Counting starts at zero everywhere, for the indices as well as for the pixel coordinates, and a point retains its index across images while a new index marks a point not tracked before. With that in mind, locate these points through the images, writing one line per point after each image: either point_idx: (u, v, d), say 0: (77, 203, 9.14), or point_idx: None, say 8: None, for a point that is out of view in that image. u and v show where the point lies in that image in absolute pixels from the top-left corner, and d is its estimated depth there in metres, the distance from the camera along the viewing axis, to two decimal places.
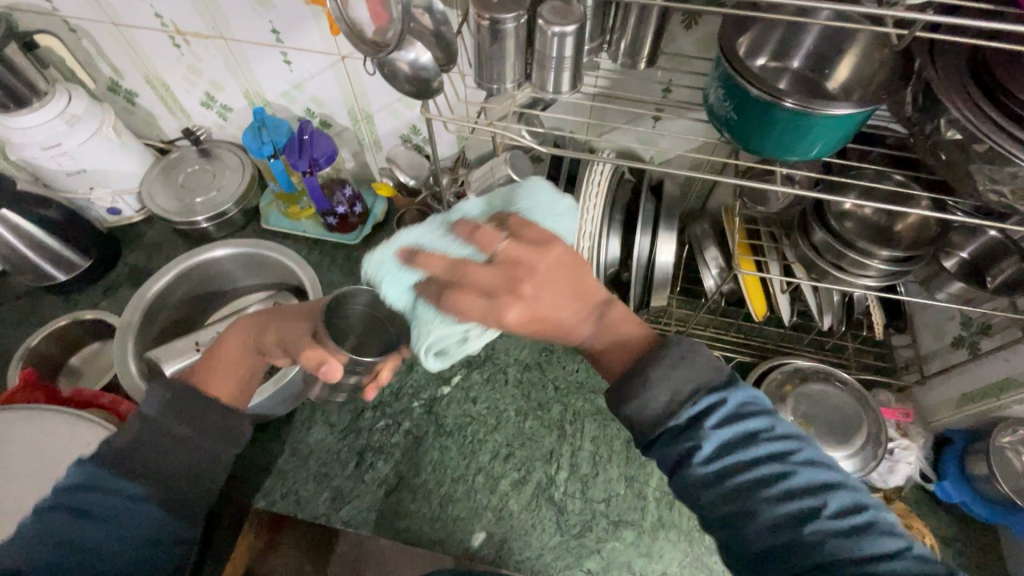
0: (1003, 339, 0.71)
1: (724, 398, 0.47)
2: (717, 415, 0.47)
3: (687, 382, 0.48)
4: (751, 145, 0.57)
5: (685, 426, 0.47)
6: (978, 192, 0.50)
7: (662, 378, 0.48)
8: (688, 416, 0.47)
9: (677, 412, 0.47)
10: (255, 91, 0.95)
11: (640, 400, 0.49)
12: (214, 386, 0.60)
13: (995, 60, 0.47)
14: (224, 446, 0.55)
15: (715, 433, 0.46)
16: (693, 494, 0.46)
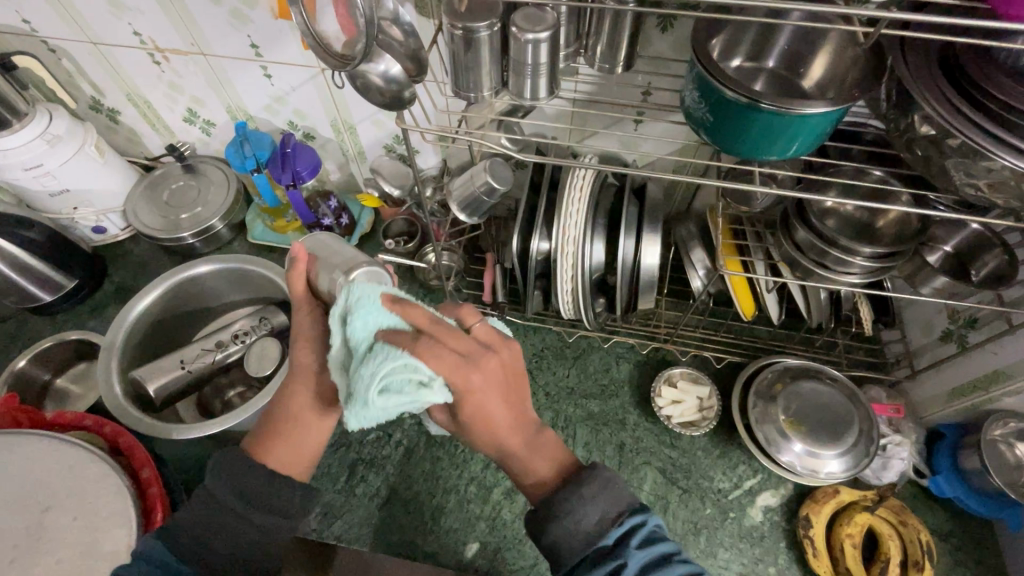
0: (990, 331, 0.71)
1: (640, 526, 0.48)
2: (635, 541, 0.47)
3: (610, 506, 0.49)
4: (730, 146, 0.57)
5: (607, 550, 0.47)
6: (956, 185, 0.50)
7: (591, 497, 0.49)
8: (612, 539, 0.48)
9: (603, 534, 0.48)
10: (237, 106, 0.95)
11: (574, 517, 0.49)
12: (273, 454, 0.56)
13: (964, 56, 0.47)
14: (275, 519, 0.53)
15: (634, 559, 0.46)
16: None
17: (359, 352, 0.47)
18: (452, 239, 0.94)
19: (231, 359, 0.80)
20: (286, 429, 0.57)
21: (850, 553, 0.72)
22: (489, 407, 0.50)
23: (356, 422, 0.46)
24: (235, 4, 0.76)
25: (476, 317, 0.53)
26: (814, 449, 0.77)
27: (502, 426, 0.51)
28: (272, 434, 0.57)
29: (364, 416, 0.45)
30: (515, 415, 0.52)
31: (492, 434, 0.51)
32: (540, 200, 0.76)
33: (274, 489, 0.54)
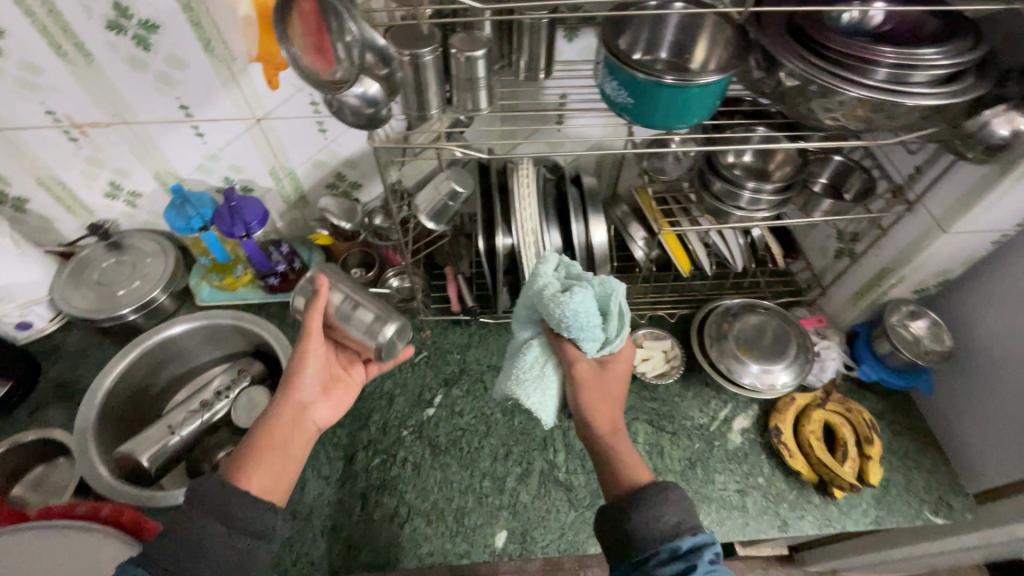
0: (869, 240, 0.89)
1: (712, 545, 0.54)
2: (708, 554, 0.54)
3: (685, 518, 0.56)
4: (650, 121, 0.68)
5: (683, 551, 0.54)
6: (822, 119, 0.64)
7: (674, 504, 0.57)
8: (685, 545, 0.54)
9: (679, 538, 0.55)
10: (166, 170, 0.94)
11: (651, 516, 0.56)
12: (249, 477, 0.59)
13: (804, 24, 0.62)
14: (257, 542, 0.55)
15: (704, 566, 0.52)
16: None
17: (578, 272, 0.75)
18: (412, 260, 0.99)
19: (218, 416, 0.79)
20: (273, 456, 0.61)
21: (816, 444, 0.85)
22: (620, 387, 0.71)
23: (582, 305, 0.68)
24: (162, 68, 0.78)
25: None
26: (767, 366, 0.90)
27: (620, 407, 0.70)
28: (256, 464, 0.60)
29: (584, 320, 0.69)
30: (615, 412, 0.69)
31: (613, 404, 0.69)
32: (493, 203, 0.84)
33: (256, 513, 0.56)
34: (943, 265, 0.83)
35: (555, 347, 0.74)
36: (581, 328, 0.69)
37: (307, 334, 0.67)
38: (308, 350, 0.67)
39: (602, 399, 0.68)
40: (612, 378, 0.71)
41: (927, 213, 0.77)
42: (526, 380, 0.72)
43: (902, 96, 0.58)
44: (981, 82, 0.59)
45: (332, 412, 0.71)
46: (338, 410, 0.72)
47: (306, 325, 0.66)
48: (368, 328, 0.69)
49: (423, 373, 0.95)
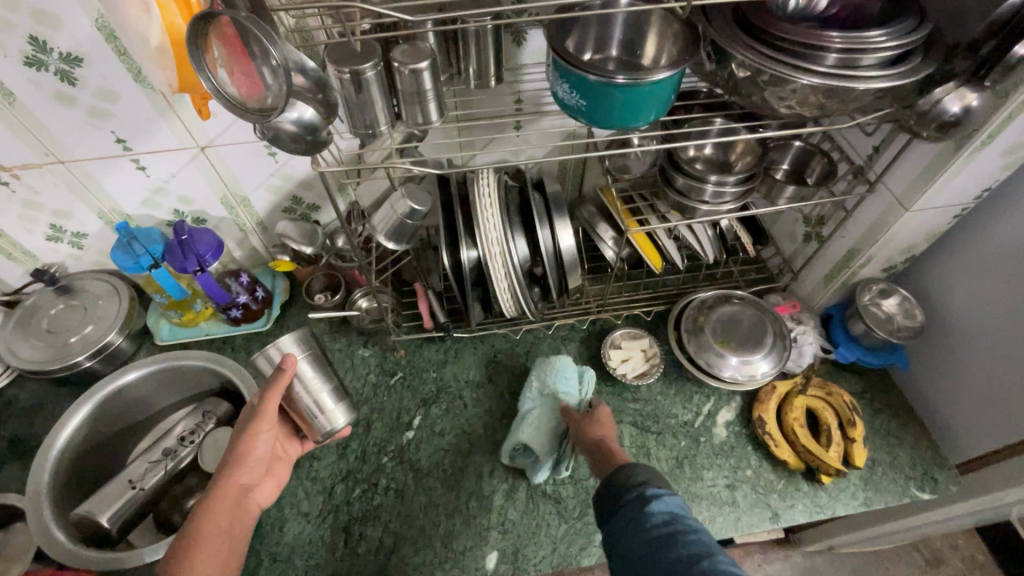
0: (835, 222, 0.89)
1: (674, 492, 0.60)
2: (672, 500, 0.59)
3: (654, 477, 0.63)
4: (606, 122, 0.66)
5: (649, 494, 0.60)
6: (777, 108, 0.63)
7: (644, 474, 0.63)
8: (652, 490, 0.61)
9: (646, 486, 0.61)
10: (108, 207, 0.89)
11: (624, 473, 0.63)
12: (193, 568, 0.56)
13: (752, 13, 0.61)
14: None
15: (663, 504, 0.58)
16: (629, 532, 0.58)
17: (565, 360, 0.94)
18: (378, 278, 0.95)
19: (184, 464, 0.75)
20: (217, 544, 0.59)
21: (800, 432, 0.85)
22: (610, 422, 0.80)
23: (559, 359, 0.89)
24: (92, 103, 0.73)
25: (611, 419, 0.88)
26: (746, 357, 0.89)
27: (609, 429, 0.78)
28: (199, 554, 0.57)
29: (564, 375, 0.87)
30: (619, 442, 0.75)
31: (600, 427, 0.77)
32: (455, 215, 0.82)
33: None
34: (908, 242, 0.83)
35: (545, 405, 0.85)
36: (560, 380, 0.86)
37: (263, 417, 0.64)
38: (261, 430, 0.64)
39: (592, 427, 0.77)
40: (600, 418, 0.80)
41: (889, 192, 0.77)
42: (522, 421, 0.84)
43: (856, 81, 0.58)
44: (929, 60, 0.59)
45: (272, 486, 0.71)
46: (275, 482, 0.72)
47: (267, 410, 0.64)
48: (326, 404, 0.70)
49: (400, 395, 0.93)
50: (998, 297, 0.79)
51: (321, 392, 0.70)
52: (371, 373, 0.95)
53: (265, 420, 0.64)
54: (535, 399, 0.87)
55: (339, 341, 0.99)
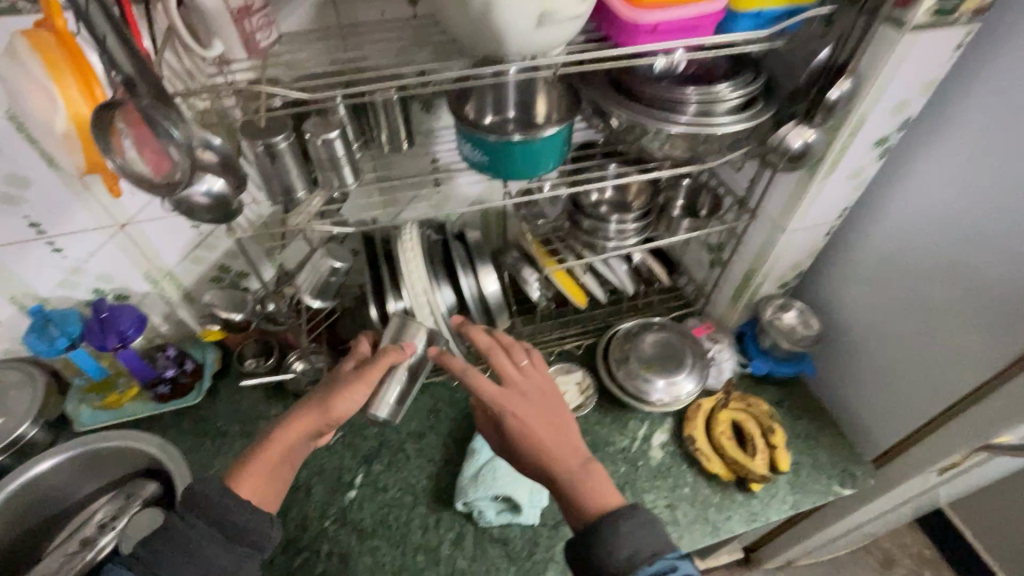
0: (731, 247, 0.99)
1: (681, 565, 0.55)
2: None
3: (648, 547, 0.56)
4: (509, 173, 0.73)
5: None
6: (654, 153, 0.72)
7: (630, 531, 0.57)
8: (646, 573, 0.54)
9: (640, 567, 0.55)
10: (22, 293, 0.86)
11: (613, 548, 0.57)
12: (247, 483, 0.65)
13: (622, 76, 0.71)
14: None
15: None
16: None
17: None
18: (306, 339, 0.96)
19: (103, 555, 0.70)
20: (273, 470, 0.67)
21: (728, 445, 0.90)
22: (531, 423, 0.69)
23: None
24: (3, 189, 0.74)
25: (522, 354, 0.76)
26: (672, 379, 0.95)
27: (544, 438, 0.69)
28: (257, 473, 0.66)
29: None
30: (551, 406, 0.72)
31: (540, 444, 0.68)
32: (381, 270, 0.85)
33: None
34: (794, 259, 0.93)
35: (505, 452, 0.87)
36: None
37: (366, 380, 0.69)
38: (356, 392, 0.68)
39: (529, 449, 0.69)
40: (531, 435, 0.69)
41: (767, 217, 0.88)
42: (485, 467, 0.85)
43: (712, 127, 0.67)
44: (769, 106, 0.70)
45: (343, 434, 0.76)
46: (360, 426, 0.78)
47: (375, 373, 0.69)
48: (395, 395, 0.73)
49: (340, 455, 0.91)
50: (881, 303, 0.88)
51: (399, 385, 0.74)
52: None
53: (364, 386, 0.69)
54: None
55: (275, 407, 0.97)
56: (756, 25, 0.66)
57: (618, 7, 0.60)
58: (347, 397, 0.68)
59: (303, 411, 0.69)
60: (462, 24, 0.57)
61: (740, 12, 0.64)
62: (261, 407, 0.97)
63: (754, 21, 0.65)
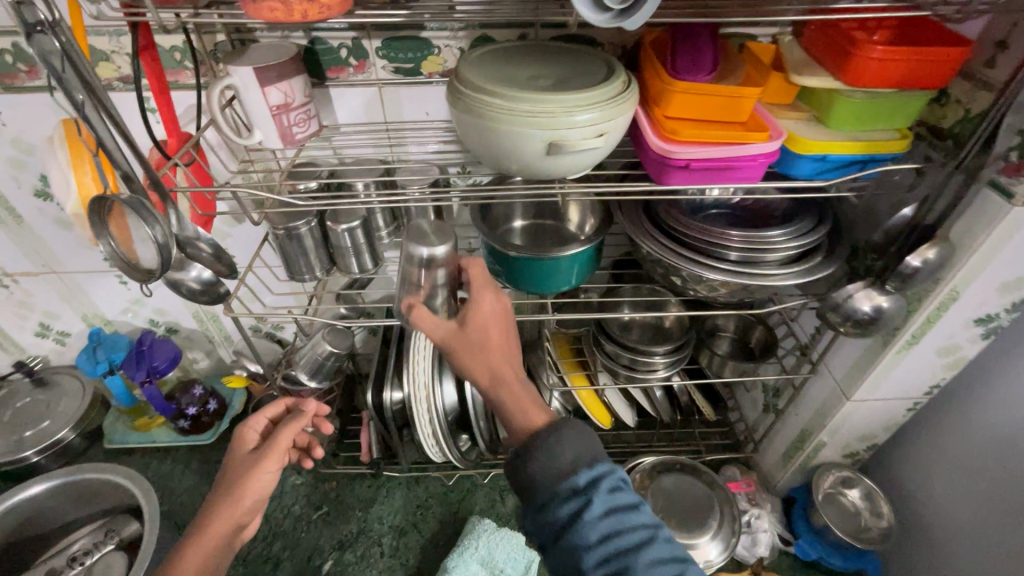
0: (788, 396, 0.84)
1: (613, 470, 0.46)
2: (606, 484, 0.45)
3: (584, 452, 0.46)
4: (523, 285, 0.68)
5: (578, 488, 0.45)
6: (685, 290, 0.64)
7: (570, 437, 0.47)
8: (581, 480, 0.45)
9: (574, 474, 0.45)
10: (92, 313, 0.97)
11: (545, 457, 0.46)
12: None
13: (659, 206, 0.65)
14: None
15: (602, 500, 0.44)
16: (577, 565, 0.43)
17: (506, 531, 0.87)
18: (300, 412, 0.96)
19: None
20: None
21: None
22: (486, 327, 0.52)
23: (507, 541, 0.83)
24: None
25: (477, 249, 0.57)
26: (691, 541, 0.80)
27: (494, 346, 0.52)
28: None
29: (510, 558, 0.81)
30: (514, 340, 0.54)
31: (486, 351, 0.51)
32: (391, 353, 0.83)
33: None
34: (864, 430, 0.77)
35: None
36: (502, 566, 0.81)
37: (279, 447, 0.58)
38: (270, 461, 0.57)
39: (470, 354, 0.51)
40: (480, 333, 0.52)
41: (831, 376, 0.73)
42: None
43: (757, 279, 0.58)
44: (831, 260, 0.60)
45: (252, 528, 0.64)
46: None
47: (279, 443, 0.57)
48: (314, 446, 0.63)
49: (318, 533, 0.88)
50: (985, 501, 0.69)
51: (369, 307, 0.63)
52: (297, 505, 0.91)
53: (274, 458, 0.57)
54: (474, 566, 0.80)
55: None
56: (818, 170, 0.56)
57: (650, 140, 0.55)
58: (258, 477, 0.56)
59: (212, 513, 0.54)
60: (476, 147, 0.54)
61: (798, 156, 0.55)
62: None
63: (815, 164, 0.56)
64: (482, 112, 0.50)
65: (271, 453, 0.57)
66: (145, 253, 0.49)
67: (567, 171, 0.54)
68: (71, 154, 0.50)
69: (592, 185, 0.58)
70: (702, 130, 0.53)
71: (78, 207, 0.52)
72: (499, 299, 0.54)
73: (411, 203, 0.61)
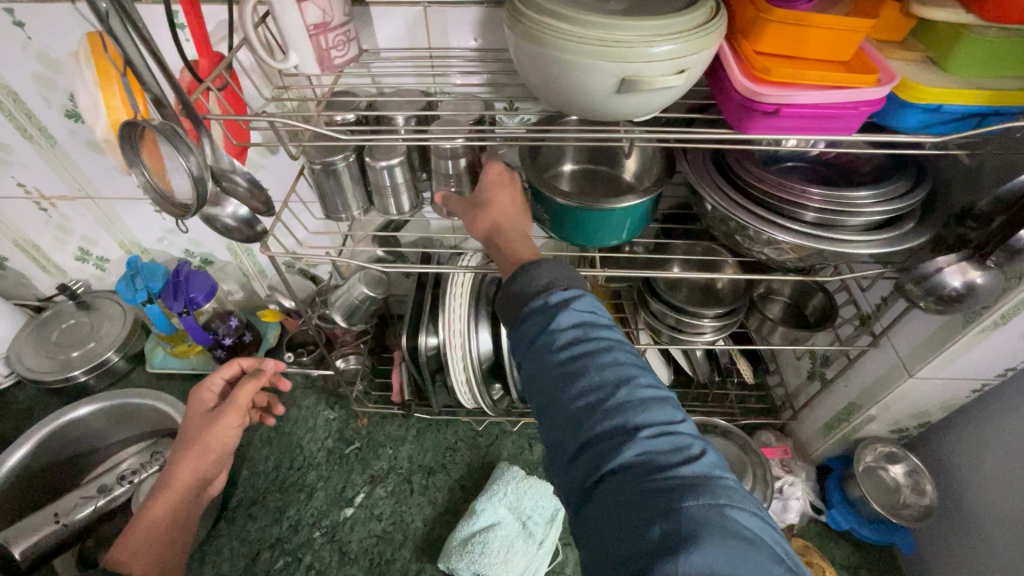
0: (838, 367, 0.80)
1: (586, 294, 0.47)
2: (574, 304, 0.46)
3: (562, 277, 0.48)
4: (569, 237, 0.64)
5: (549, 304, 0.46)
6: (748, 252, 0.59)
7: (547, 264, 0.48)
8: (552, 298, 0.46)
9: (548, 292, 0.47)
10: (129, 240, 0.97)
11: (525, 277, 0.48)
12: (139, 553, 0.60)
13: (729, 156, 0.58)
14: None
15: (570, 312, 0.45)
16: (540, 368, 0.44)
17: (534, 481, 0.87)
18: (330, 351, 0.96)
19: (116, 503, 0.77)
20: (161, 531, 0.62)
21: None
22: (496, 191, 0.59)
23: (535, 488, 0.84)
24: None
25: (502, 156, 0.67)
26: None
27: (500, 207, 0.58)
28: (141, 539, 0.60)
29: (537, 505, 0.82)
30: (520, 202, 0.60)
31: (491, 211, 0.58)
32: (425, 298, 0.81)
33: None
34: (919, 408, 0.73)
35: (496, 530, 0.79)
36: (530, 513, 0.82)
37: (235, 406, 0.66)
38: (230, 420, 0.66)
39: (478, 216, 0.58)
40: (486, 196, 0.59)
41: (893, 351, 0.69)
42: (471, 540, 0.78)
43: (831, 243, 0.53)
44: (921, 230, 0.53)
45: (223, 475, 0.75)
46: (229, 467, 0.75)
47: (236, 402, 0.65)
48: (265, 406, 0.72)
49: (350, 466, 0.91)
50: None
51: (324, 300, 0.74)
52: (329, 439, 0.94)
53: (232, 418, 0.66)
54: (502, 511, 0.82)
55: (310, 397, 0.99)
56: (926, 122, 0.49)
57: (733, 78, 0.48)
58: (216, 437, 0.65)
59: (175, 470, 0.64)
60: (534, 80, 0.48)
61: (906, 104, 0.48)
62: (297, 394, 0.99)
63: (925, 116, 0.49)
64: (543, 38, 0.44)
65: (229, 411, 0.65)
66: (182, 185, 0.46)
67: (636, 111, 0.48)
68: (98, 73, 0.47)
69: (659, 129, 0.52)
70: (799, 68, 0.46)
71: (108, 132, 0.49)
72: (504, 166, 0.61)
73: (455, 138, 0.55)
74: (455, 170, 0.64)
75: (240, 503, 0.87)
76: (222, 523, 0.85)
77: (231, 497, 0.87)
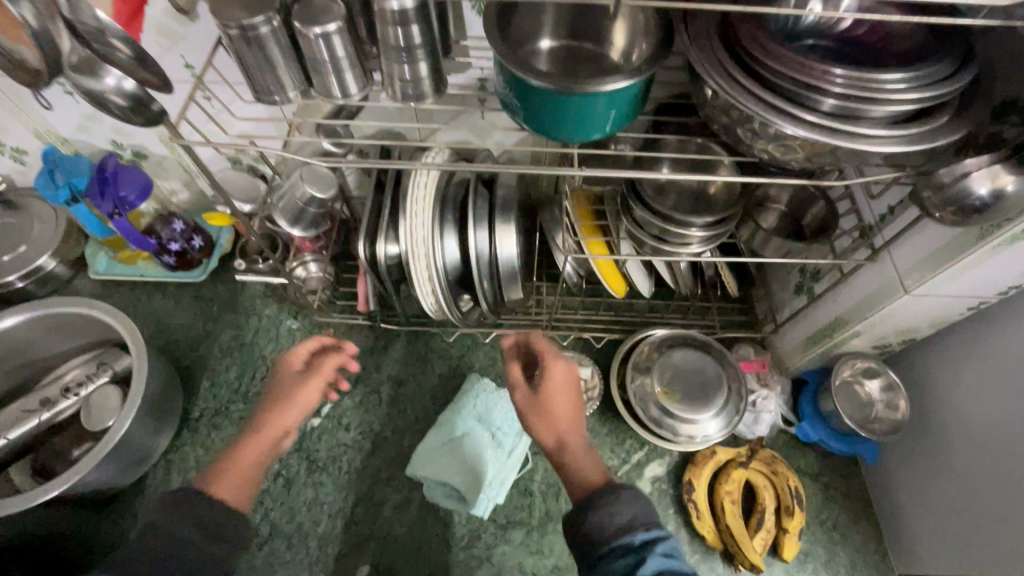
0: (829, 281, 0.75)
1: (671, 537, 0.47)
2: (662, 548, 0.45)
3: (642, 513, 0.48)
4: (545, 129, 0.54)
5: (634, 545, 0.46)
6: (749, 149, 0.51)
7: (625, 500, 0.48)
8: (636, 539, 0.46)
9: (631, 532, 0.46)
10: (44, 129, 0.84)
11: (604, 511, 0.48)
12: (221, 486, 0.54)
13: (738, 27, 0.48)
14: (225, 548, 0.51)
15: (657, 560, 0.44)
16: None
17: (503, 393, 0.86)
18: (279, 254, 0.87)
19: (63, 416, 0.75)
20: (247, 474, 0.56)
21: (730, 513, 0.74)
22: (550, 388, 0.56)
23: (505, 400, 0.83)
24: None
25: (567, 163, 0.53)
26: (690, 415, 0.78)
27: (562, 400, 0.56)
28: (228, 474, 0.55)
29: (508, 416, 0.82)
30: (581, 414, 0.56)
31: (553, 423, 0.54)
32: (382, 199, 0.72)
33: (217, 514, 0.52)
34: (908, 324, 0.69)
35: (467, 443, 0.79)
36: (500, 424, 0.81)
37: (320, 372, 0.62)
38: (316, 380, 0.61)
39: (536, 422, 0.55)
40: (546, 402, 0.55)
41: (892, 266, 0.63)
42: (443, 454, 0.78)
43: (846, 139, 0.44)
44: (954, 124, 0.45)
45: None
46: None
47: (326, 366, 0.62)
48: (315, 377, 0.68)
49: None
50: (1015, 405, 0.64)
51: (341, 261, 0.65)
52: (292, 349, 0.90)
53: (321, 375, 0.62)
54: (471, 422, 0.81)
55: (271, 306, 0.93)
56: None
57: None
58: (300, 396, 0.60)
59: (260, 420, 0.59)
60: None
61: None
62: (256, 303, 0.93)
63: None
64: None
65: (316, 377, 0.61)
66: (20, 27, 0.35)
67: None
68: None
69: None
70: None
71: None
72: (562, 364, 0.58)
73: None
74: (407, 41, 0.53)
75: (202, 413, 0.84)
76: (185, 433, 0.82)
77: (193, 407, 0.85)
